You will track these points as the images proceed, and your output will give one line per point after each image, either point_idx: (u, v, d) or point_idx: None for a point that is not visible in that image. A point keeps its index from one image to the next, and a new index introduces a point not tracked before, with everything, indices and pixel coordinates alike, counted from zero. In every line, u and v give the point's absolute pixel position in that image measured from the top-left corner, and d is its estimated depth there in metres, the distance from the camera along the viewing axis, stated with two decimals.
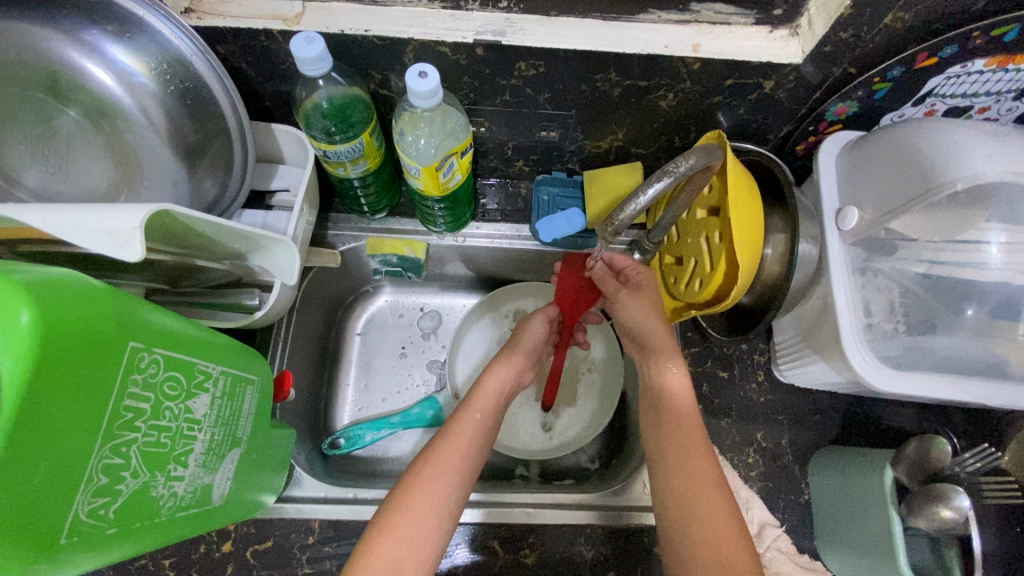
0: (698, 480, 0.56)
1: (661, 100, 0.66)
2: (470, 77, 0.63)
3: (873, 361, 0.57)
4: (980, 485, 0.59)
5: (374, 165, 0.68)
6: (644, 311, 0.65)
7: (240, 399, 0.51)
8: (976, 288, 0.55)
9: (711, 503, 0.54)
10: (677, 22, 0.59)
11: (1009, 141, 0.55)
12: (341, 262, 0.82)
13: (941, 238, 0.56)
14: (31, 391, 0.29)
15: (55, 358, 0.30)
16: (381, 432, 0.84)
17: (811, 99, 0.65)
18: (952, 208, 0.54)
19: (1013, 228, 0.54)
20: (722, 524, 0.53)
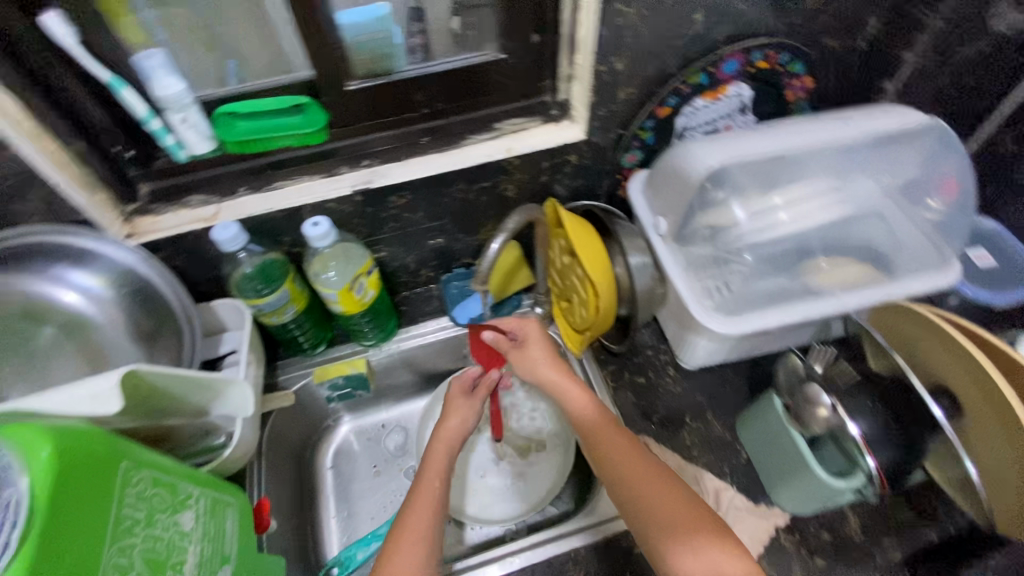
0: (648, 483, 0.64)
1: (506, 191, 0.87)
2: (359, 218, 0.82)
3: (722, 318, 0.72)
4: (833, 378, 0.70)
5: (302, 306, 0.83)
6: (538, 359, 0.78)
7: (225, 507, 0.59)
8: (742, 242, 0.77)
9: (672, 503, 0.62)
10: (493, 138, 0.82)
11: (725, 137, 0.78)
12: (299, 403, 0.92)
13: (715, 217, 0.77)
14: (56, 502, 0.38)
15: (70, 479, 0.40)
16: (372, 546, 0.87)
17: (608, 157, 0.88)
18: (710, 196, 0.76)
19: (743, 197, 0.77)
20: (675, 510, 0.61)
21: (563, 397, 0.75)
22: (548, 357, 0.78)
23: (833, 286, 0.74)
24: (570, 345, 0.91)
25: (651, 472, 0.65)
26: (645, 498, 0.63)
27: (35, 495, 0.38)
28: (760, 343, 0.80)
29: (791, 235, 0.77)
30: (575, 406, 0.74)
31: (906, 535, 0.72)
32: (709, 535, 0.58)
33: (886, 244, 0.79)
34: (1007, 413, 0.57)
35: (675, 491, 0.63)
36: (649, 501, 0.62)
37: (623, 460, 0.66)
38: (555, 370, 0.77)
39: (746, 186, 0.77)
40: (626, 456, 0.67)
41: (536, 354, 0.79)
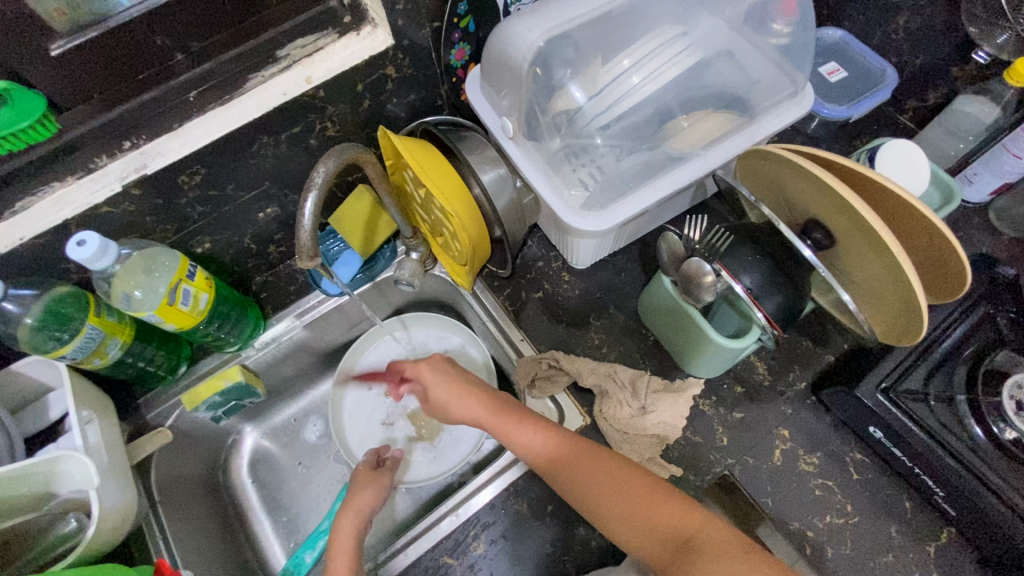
0: (609, 481, 0.60)
1: (326, 130, 0.73)
2: (153, 214, 0.66)
3: (587, 212, 0.68)
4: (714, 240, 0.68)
5: (128, 335, 0.70)
6: (440, 383, 0.68)
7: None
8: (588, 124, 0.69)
9: (641, 491, 0.59)
10: (281, 70, 0.66)
11: (542, 7, 0.67)
12: (182, 434, 0.81)
13: (559, 104, 0.69)
14: None
15: None
16: (319, 544, 0.80)
17: (432, 59, 0.74)
18: (541, 82, 0.68)
19: (578, 73, 0.69)
20: (648, 501, 0.59)
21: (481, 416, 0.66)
22: (448, 378, 0.69)
23: (691, 146, 0.71)
24: (459, 280, 0.84)
25: (619, 471, 0.61)
26: (612, 500, 0.59)
27: None
28: (641, 225, 0.77)
29: (652, 98, 0.70)
30: (500, 432, 0.65)
31: (806, 362, 0.76)
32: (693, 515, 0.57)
33: (743, 83, 0.74)
34: (865, 227, 0.55)
35: (637, 477, 0.60)
36: (626, 504, 0.59)
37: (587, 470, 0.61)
38: (476, 402, 0.67)
39: (582, 56, 0.69)
40: (590, 465, 0.61)
41: (442, 374, 0.69)
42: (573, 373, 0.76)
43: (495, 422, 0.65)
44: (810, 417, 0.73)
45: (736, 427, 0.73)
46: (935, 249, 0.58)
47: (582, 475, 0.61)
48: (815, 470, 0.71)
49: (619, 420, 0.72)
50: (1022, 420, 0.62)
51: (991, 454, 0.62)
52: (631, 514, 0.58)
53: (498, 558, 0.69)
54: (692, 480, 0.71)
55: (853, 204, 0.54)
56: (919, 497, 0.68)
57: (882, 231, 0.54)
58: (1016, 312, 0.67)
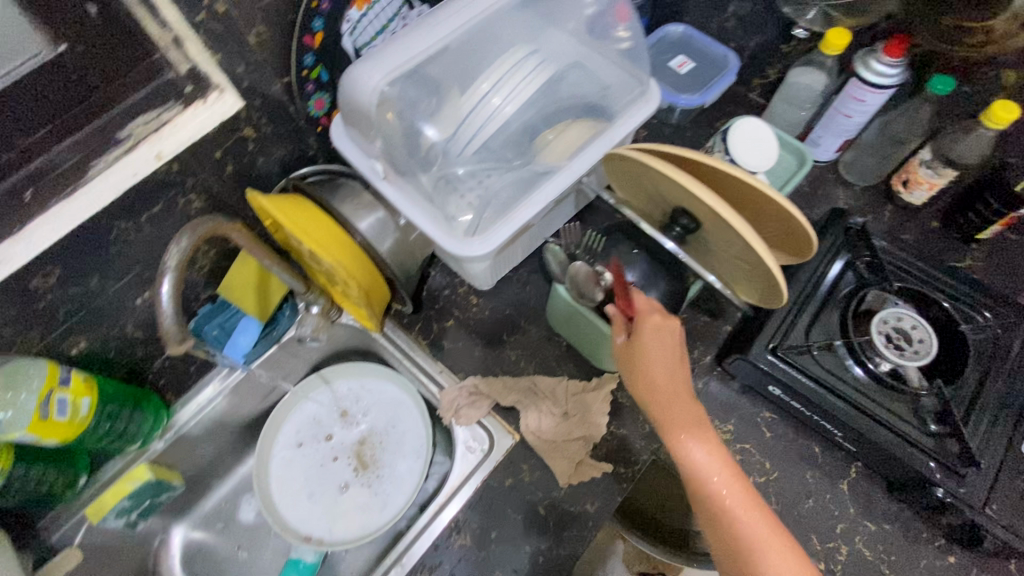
0: (747, 524, 0.54)
1: (191, 202, 0.71)
2: (9, 326, 0.61)
3: (468, 238, 0.69)
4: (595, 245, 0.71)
5: (7, 461, 0.63)
6: (667, 341, 0.60)
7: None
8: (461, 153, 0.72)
9: (774, 537, 0.53)
10: (126, 151, 0.63)
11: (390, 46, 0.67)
12: (96, 548, 0.75)
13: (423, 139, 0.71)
14: None
15: None
16: None
17: (290, 113, 0.74)
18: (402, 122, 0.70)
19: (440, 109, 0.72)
20: (775, 550, 0.53)
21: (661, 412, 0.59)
22: (673, 338, 0.60)
23: (559, 157, 0.74)
24: (366, 324, 0.83)
25: (760, 520, 0.54)
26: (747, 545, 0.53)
27: None
28: (530, 238, 0.79)
29: (513, 118, 0.72)
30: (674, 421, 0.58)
31: (707, 337, 0.81)
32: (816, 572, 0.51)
33: (596, 92, 0.78)
34: (715, 212, 0.59)
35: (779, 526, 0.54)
36: (767, 554, 0.52)
37: (749, 517, 0.54)
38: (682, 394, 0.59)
39: (435, 88, 0.72)
40: (751, 512, 0.54)
41: (667, 338, 0.60)
42: (493, 394, 0.77)
43: (677, 422, 0.58)
44: (720, 388, 0.77)
45: None
46: (783, 222, 0.62)
47: (720, 512, 0.55)
48: (733, 437, 0.74)
49: (544, 430, 0.74)
50: (893, 351, 0.69)
51: (872, 387, 0.68)
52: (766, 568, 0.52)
53: None
54: (623, 472, 0.73)
55: (696, 192, 0.58)
56: (826, 440, 0.73)
57: (725, 212, 0.58)
58: (870, 255, 0.74)
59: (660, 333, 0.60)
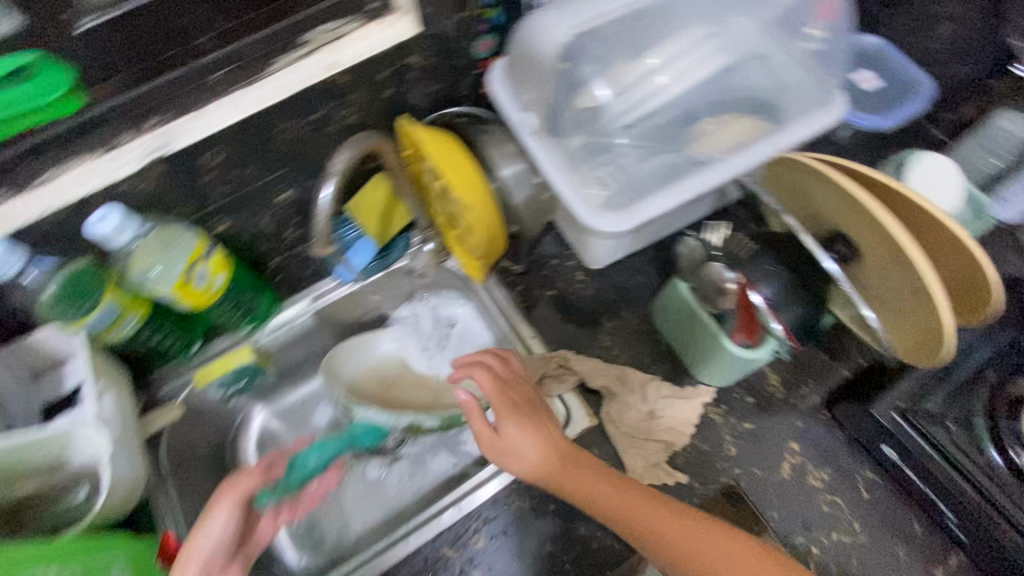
0: (732, 559, 0.57)
1: (347, 117, 0.73)
2: (173, 193, 0.67)
3: (607, 215, 0.66)
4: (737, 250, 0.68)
5: (147, 310, 0.71)
6: (527, 442, 0.65)
7: (105, 565, 0.55)
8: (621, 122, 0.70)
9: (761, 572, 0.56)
10: (305, 55, 0.66)
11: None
12: (193, 409, 0.82)
13: (581, 101, 0.69)
14: None
15: None
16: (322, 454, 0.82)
17: (457, 49, 0.73)
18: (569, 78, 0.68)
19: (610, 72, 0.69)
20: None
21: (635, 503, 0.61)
22: (537, 431, 0.65)
23: (718, 149, 0.69)
24: (472, 274, 0.83)
25: (744, 552, 0.57)
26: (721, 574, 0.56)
27: None
28: (661, 227, 0.75)
29: (678, 98, 0.70)
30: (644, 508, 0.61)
31: (819, 376, 0.75)
32: None
33: (771, 89, 0.73)
34: (897, 248, 0.56)
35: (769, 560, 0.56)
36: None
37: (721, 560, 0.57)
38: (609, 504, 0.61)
39: (609, 52, 0.68)
40: (722, 550, 0.57)
41: (526, 431, 0.65)
42: (583, 373, 0.75)
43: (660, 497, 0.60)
44: (821, 433, 0.72)
45: (745, 437, 0.72)
46: (964, 273, 0.57)
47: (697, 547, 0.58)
48: (824, 487, 0.69)
49: (626, 423, 0.72)
50: None
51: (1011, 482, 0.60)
52: None
53: (497, 553, 0.69)
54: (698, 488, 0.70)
55: (885, 223, 0.55)
56: (930, 520, 0.67)
57: (912, 250, 0.54)
58: None
59: (524, 433, 0.65)
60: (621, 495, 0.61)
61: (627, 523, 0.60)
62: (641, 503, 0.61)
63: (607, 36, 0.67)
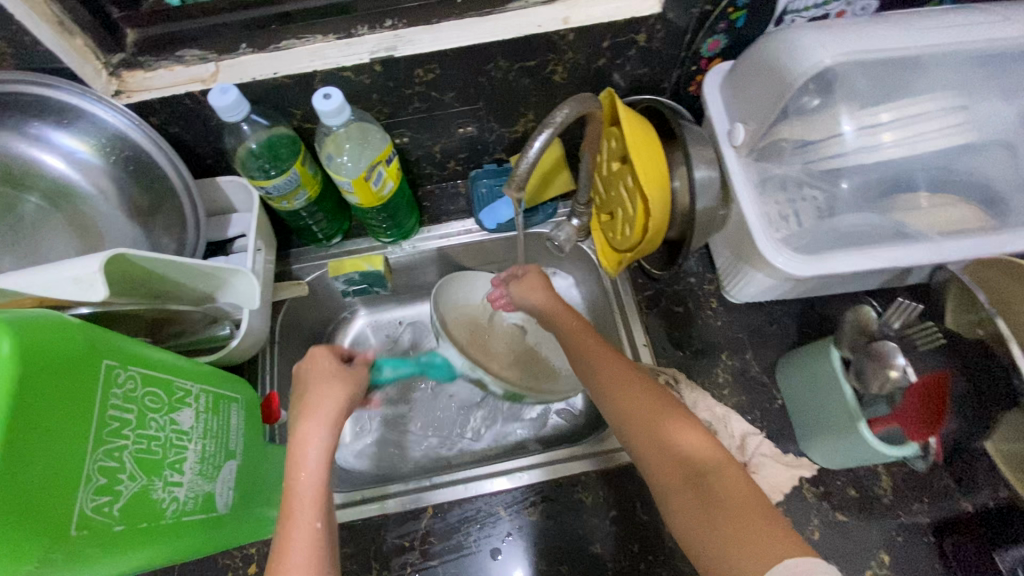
0: (725, 493, 0.50)
1: (554, 74, 0.72)
2: (379, 94, 0.69)
3: (791, 254, 0.61)
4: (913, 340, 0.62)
5: (315, 192, 0.75)
6: (602, 356, 0.64)
7: (233, 395, 0.58)
8: (845, 167, 0.64)
9: (752, 517, 0.47)
10: (544, 4, 0.66)
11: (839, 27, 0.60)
12: (312, 293, 0.87)
13: (811, 128, 0.63)
14: (20, 409, 0.34)
15: (30, 385, 0.35)
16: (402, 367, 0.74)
17: (684, 42, 0.71)
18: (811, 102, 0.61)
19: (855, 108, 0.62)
20: (734, 493, 0.50)
21: (639, 407, 0.58)
22: (603, 353, 0.65)
23: (928, 228, 0.63)
24: (606, 264, 0.81)
25: (729, 476, 0.51)
26: (715, 506, 0.49)
27: None
28: (825, 284, 0.71)
29: (910, 159, 0.63)
30: (660, 418, 0.57)
31: (935, 499, 0.69)
32: (787, 541, 0.45)
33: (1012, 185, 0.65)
34: None
35: (751, 492, 0.49)
36: (727, 513, 0.48)
37: (722, 492, 0.50)
38: (630, 395, 0.59)
39: (856, 92, 0.63)
40: (726, 488, 0.50)
41: (589, 341, 0.67)
42: (689, 400, 0.72)
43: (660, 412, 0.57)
44: (916, 556, 0.66)
45: (834, 529, 0.67)
46: None
47: (702, 488, 0.51)
48: None
49: None
50: None
51: None
52: (722, 531, 0.48)
53: (546, 534, 0.69)
54: None
55: None
56: None
57: None
58: None
59: (594, 343, 0.66)
60: (629, 374, 0.61)
61: (614, 393, 0.61)
62: (635, 380, 0.61)
63: (862, 76, 0.61)
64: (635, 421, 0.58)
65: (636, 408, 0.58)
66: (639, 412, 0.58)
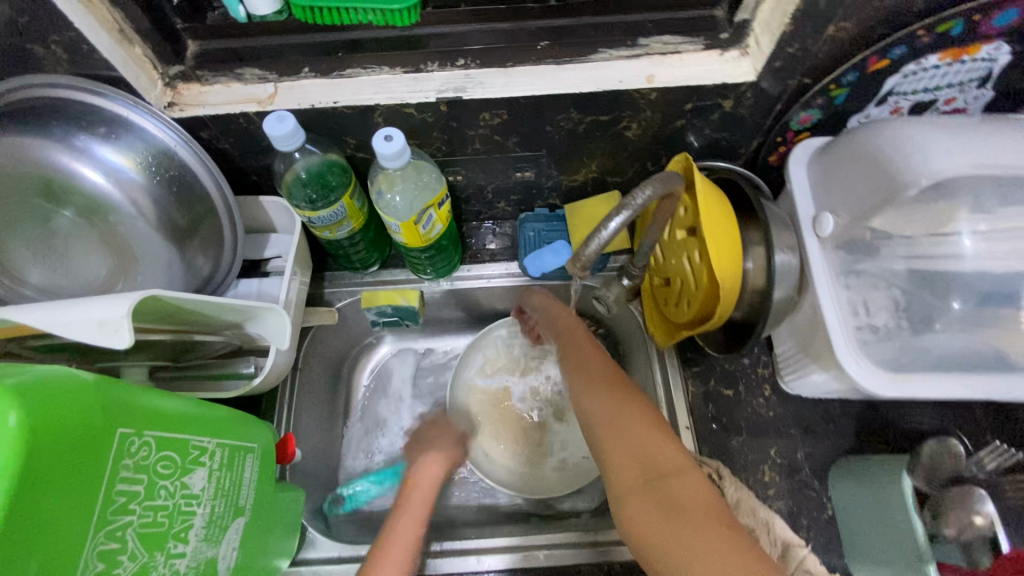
0: (689, 503, 0.49)
1: (627, 130, 0.67)
2: (439, 132, 0.65)
3: (869, 367, 0.56)
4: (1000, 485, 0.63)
5: (360, 224, 0.71)
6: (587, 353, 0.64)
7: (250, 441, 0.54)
8: (957, 280, 0.56)
9: (711, 527, 0.47)
10: (628, 58, 0.60)
11: (966, 130, 0.53)
12: (342, 319, 0.84)
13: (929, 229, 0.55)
14: (20, 500, 0.30)
15: (36, 468, 0.31)
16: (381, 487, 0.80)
17: (773, 111, 0.65)
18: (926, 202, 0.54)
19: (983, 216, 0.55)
20: (699, 507, 0.49)
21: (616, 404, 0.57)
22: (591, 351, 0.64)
23: None
24: (656, 334, 0.76)
25: (696, 486, 0.50)
26: (677, 512, 0.48)
27: None
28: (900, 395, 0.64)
29: None
30: (635, 420, 0.55)
31: None
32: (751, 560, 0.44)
33: None
34: None
35: (717, 507, 0.48)
36: (690, 520, 0.47)
37: (686, 499, 0.49)
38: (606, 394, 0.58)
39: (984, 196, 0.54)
40: (689, 495, 0.49)
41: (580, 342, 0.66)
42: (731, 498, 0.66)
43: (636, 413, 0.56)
44: None
45: None
46: None
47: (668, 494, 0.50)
48: None
49: None
50: None
51: None
52: (682, 538, 0.47)
53: None
54: None
55: None
56: None
57: None
58: None
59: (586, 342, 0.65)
60: (604, 359, 0.62)
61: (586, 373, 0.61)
62: (607, 364, 0.61)
63: (989, 184, 0.54)
64: (609, 419, 0.56)
65: (614, 405, 0.57)
66: (617, 412, 0.56)
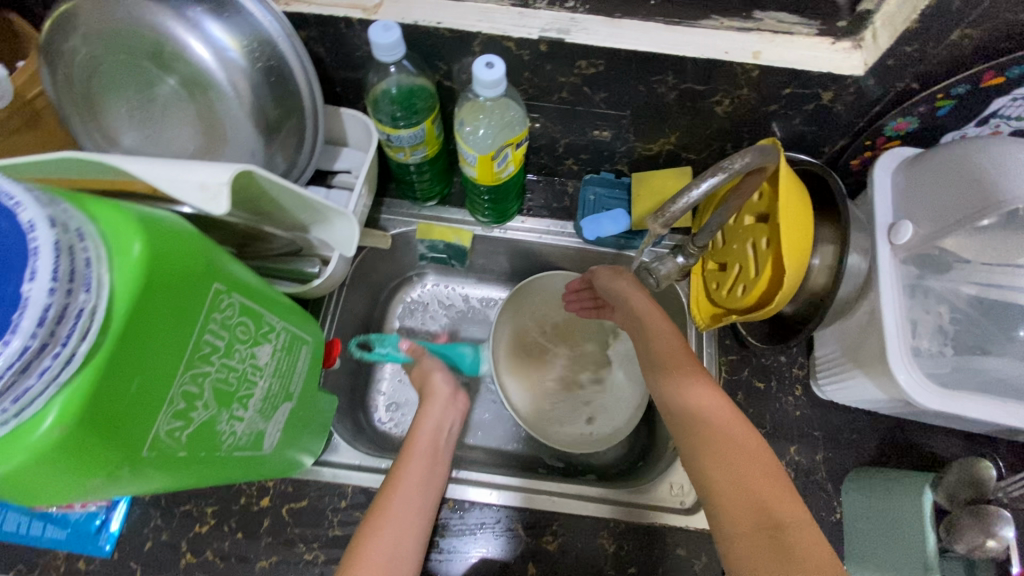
0: (723, 444, 0.54)
1: (717, 105, 0.67)
2: (530, 73, 0.65)
3: (922, 379, 0.57)
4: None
5: (433, 153, 0.71)
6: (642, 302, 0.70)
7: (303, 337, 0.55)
8: None
9: (748, 463, 0.52)
10: (740, 30, 0.60)
11: None
12: (392, 246, 0.85)
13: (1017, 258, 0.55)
14: (137, 323, 0.32)
15: (157, 298, 0.33)
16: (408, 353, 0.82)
17: (870, 112, 0.64)
18: (1010, 227, 0.54)
19: None
20: (736, 446, 0.54)
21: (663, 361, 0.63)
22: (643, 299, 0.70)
23: None
24: (698, 317, 0.76)
25: (736, 429, 0.55)
26: (721, 450, 0.54)
27: (115, 317, 0.31)
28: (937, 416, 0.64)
29: None
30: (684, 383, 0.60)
31: None
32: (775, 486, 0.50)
33: None
34: None
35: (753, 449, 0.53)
36: (732, 456, 0.53)
37: (726, 443, 0.54)
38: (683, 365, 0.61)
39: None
40: (726, 438, 0.54)
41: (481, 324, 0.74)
42: None
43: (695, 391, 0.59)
44: None
45: None
46: None
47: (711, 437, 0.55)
48: None
49: None
50: None
51: None
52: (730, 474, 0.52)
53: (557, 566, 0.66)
54: None
55: None
56: None
57: None
58: None
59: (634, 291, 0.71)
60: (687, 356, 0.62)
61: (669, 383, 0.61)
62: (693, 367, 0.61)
63: None
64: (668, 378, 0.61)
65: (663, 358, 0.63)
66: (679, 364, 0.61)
